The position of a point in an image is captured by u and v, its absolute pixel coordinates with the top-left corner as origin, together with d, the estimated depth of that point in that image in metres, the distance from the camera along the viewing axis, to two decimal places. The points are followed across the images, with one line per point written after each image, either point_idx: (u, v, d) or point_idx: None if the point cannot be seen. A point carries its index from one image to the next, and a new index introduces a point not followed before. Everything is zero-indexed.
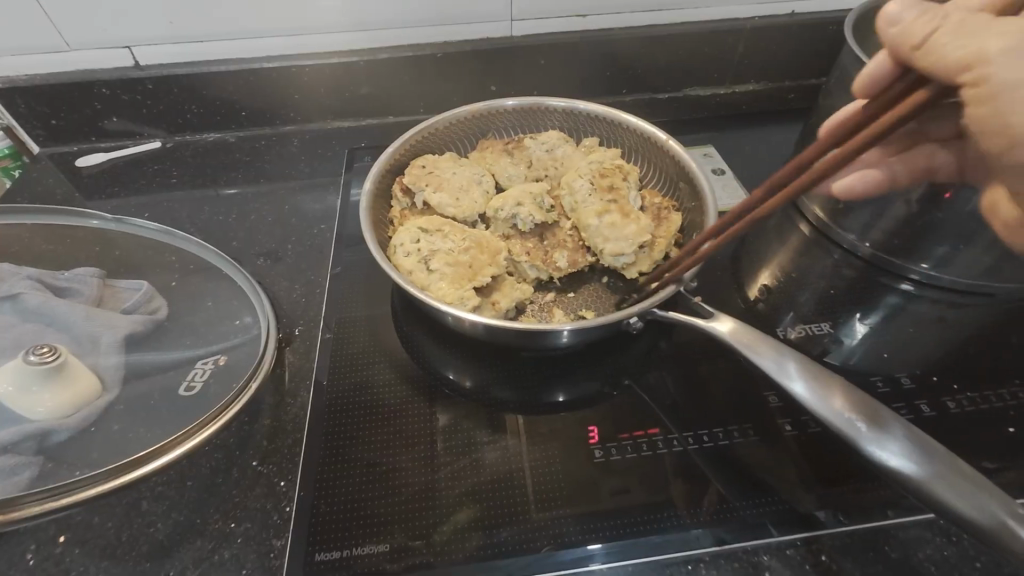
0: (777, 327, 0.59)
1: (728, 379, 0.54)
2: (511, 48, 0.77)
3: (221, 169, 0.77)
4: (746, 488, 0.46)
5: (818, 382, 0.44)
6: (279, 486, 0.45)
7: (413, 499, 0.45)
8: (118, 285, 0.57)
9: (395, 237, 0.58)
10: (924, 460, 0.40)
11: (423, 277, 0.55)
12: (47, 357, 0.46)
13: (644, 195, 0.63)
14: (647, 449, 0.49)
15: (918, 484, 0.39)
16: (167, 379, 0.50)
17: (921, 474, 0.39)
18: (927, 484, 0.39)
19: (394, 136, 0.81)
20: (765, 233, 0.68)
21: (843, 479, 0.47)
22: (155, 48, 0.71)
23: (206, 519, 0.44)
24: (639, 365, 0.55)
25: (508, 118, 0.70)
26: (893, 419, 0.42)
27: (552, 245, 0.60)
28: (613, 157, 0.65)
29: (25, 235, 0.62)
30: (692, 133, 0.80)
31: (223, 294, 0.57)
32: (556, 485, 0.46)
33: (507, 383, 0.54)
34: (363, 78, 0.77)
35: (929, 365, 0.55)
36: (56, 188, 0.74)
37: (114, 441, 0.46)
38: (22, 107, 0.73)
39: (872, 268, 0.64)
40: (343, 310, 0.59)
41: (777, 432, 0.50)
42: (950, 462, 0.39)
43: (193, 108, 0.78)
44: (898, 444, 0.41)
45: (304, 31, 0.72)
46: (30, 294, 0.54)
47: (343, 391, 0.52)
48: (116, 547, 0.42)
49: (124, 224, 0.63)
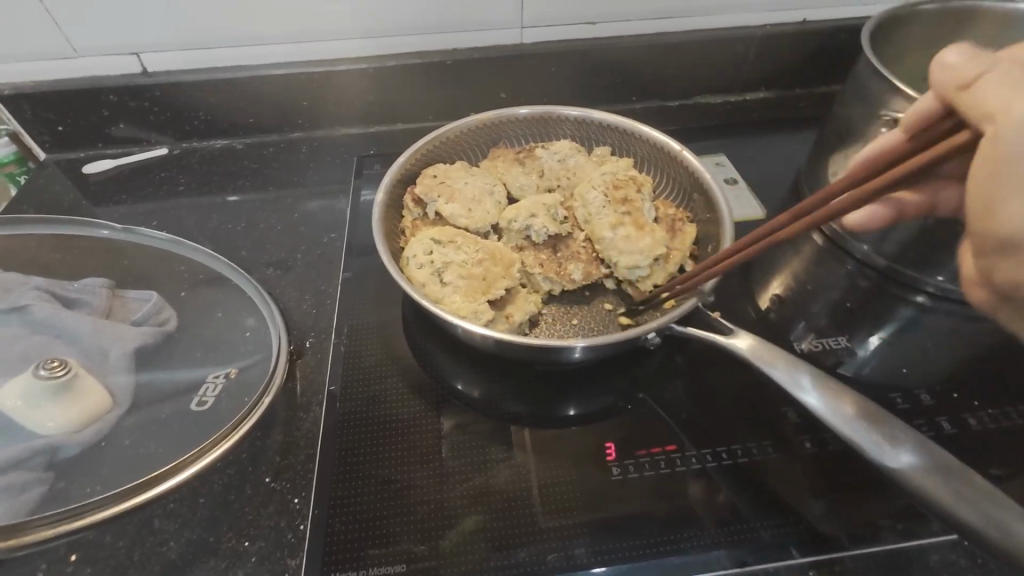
0: (792, 339, 0.58)
1: (745, 393, 0.53)
2: (520, 54, 0.76)
3: (229, 176, 0.76)
4: (764, 506, 0.46)
5: (840, 399, 0.43)
6: (293, 504, 0.45)
7: (426, 516, 0.45)
8: (127, 296, 0.56)
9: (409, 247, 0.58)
10: (950, 481, 0.39)
11: (436, 289, 0.54)
12: (57, 371, 0.46)
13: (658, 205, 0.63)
14: (664, 466, 0.48)
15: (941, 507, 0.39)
16: (178, 393, 0.49)
17: (946, 497, 0.39)
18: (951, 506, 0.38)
19: (402, 143, 0.81)
20: (778, 243, 0.68)
21: (864, 497, 0.47)
22: (163, 54, 0.71)
23: (219, 537, 0.43)
24: (655, 379, 0.55)
25: (519, 126, 0.69)
26: (918, 439, 0.41)
27: (566, 257, 0.59)
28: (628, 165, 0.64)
29: (33, 245, 0.62)
30: (703, 141, 0.80)
31: (233, 305, 0.57)
32: (571, 502, 0.46)
33: (521, 396, 0.53)
34: (371, 84, 0.77)
35: (948, 380, 0.55)
36: (63, 195, 0.74)
37: (125, 458, 0.45)
38: (28, 112, 0.72)
39: (887, 281, 0.63)
40: (354, 321, 0.58)
41: (795, 448, 0.49)
42: (977, 484, 0.39)
43: (201, 115, 0.77)
44: (923, 465, 0.40)
45: (312, 37, 0.72)
46: (39, 306, 0.53)
47: (356, 405, 0.51)
48: (128, 566, 0.42)
49: (133, 233, 0.63)
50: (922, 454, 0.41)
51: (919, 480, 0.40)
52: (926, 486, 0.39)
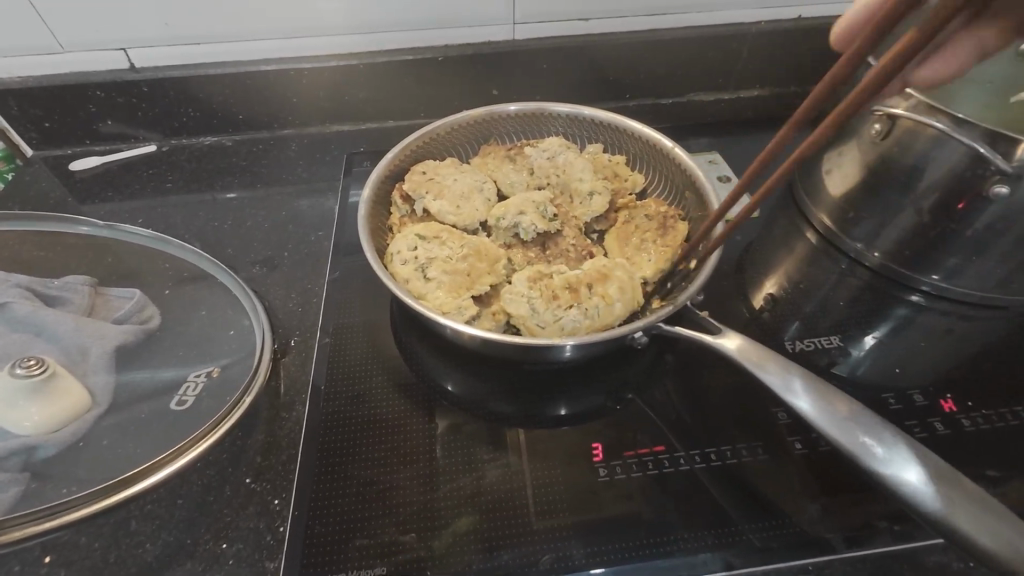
0: (784, 339, 0.57)
1: (734, 394, 0.52)
2: (512, 51, 0.76)
3: (218, 173, 0.76)
4: (754, 509, 0.45)
5: (829, 399, 0.43)
6: (274, 505, 0.44)
7: (410, 518, 0.44)
8: (110, 293, 0.56)
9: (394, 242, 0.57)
10: (939, 483, 0.38)
11: (419, 286, 0.54)
12: (34, 370, 0.45)
13: (649, 203, 0.62)
14: (653, 467, 0.47)
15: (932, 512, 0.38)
16: (158, 392, 0.48)
17: (938, 500, 0.38)
18: (942, 509, 0.38)
19: (393, 141, 0.80)
20: (771, 242, 0.67)
21: (857, 500, 0.46)
22: (151, 49, 0.70)
23: (196, 539, 0.42)
24: (643, 379, 0.54)
25: (510, 123, 0.68)
26: (907, 439, 0.41)
27: (555, 254, 0.59)
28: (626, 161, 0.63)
29: (17, 241, 0.61)
30: (696, 138, 0.79)
31: (216, 304, 0.56)
32: (559, 504, 0.45)
33: (508, 396, 0.52)
34: (362, 81, 0.76)
35: (941, 380, 0.54)
36: (49, 192, 0.73)
37: (102, 458, 0.44)
38: (14, 109, 0.72)
39: (881, 279, 0.62)
40: (340, 319, 0.57)
41: (785, 450, 0.49)
42: (967, 485, 0.38)
43: (190, 112, 0.76)
44: (912, 467, 0.39)
45: (301, 33, 0.71)
46: (19, 303, 0.52)
47: (340, 405, 0.50)
48: (103, 569, 0.41)
49: (117, 231, 0.62)
50: (911, 455, 0.40)
51: (909, 482, 0.39)
52: (917, 488, 0.39)
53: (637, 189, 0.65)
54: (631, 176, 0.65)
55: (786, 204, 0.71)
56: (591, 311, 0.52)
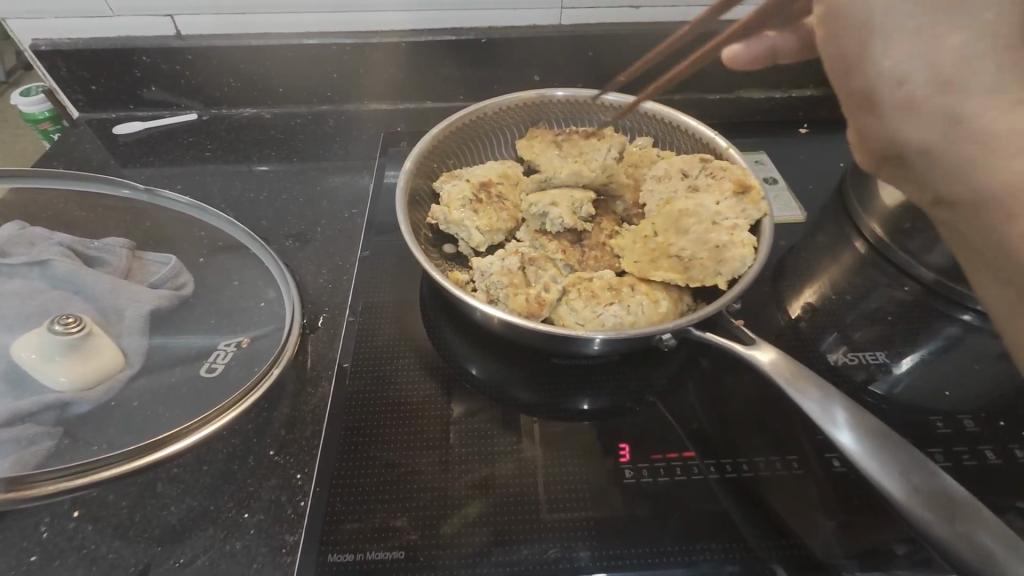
0: (824, 350, 0.55)
1: (769, 404, 0.51)
2: (559, 37, 0.74)
3: (256, 145, 0.76)
4: (781, 525, 0.43)
5: (872, 435, 0.39)
6: (295, 480, 0.44)
7: (428, 504, 0.43)
8: (146, 258, 0.56)
9: (451, 212, 0.57)
10: (980, 535, 0.35)
11: (475, 266, 0.55)
12: (72, 327, 0.46)
13: (705, 194, 0.57)
14: (680, 473, 0.46)
15: (970, 556, 0.35)
16: (189, 358, 0.49)
17: (973, 550, 0.35)
18: (979, 563, 0.35)
19: (430, 122, 0.79)
20: (815, 249, 0.64)
21: (893, 523, 0.44)
22: (198, 18, 0.70)
23: (219, 507, 0.42)
24: (673, 382, 0.52)
25: (557, 109, 0.68)
26: (950, 486, 0.37)
27: (589, 246, 0.58)
28: (681, 167, 0.60)
29: (60, 200, 0.62)
30: (744, 137, 0.77)
31: (249, 274, 0.56)
32: (577, 502, 0.44)
33: (533, 386, 0.52)
34: (406, 61, 0.76)
35: (994, 405, 0.50)
36: (91, 153, 0.74)
37: (133, 419, 0.45)
38: (64, 71, 0.73)
39: (930, 295, 0.59)
40: (371, 299, 0.57)
41: (818, 465, 0.47)
42: (1010, 538, 0.35)
43: (231, 82, 0.76)
44: (950, 516, 0.36)
45: (347, 8, 0.70)
46: (60, 261, 0.53)
47: (365, 384, 0.50)
48: (129, 527, 0.41)
49: (156, 196, 0.62)
50: (954, 503, 0.37)
51: (937, 530, 0.36)
52: (944, 537, 0.36)
53: (697, 177, 0.59)
54: (695, 169, 0.60)
55: (835, 212, 0.68)
56: (633, 308, 0.50)
